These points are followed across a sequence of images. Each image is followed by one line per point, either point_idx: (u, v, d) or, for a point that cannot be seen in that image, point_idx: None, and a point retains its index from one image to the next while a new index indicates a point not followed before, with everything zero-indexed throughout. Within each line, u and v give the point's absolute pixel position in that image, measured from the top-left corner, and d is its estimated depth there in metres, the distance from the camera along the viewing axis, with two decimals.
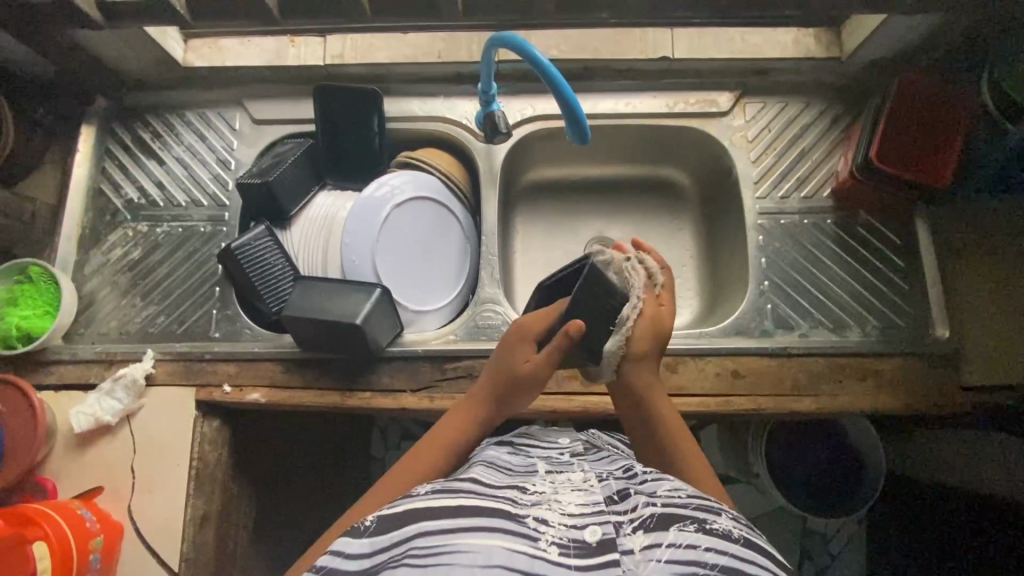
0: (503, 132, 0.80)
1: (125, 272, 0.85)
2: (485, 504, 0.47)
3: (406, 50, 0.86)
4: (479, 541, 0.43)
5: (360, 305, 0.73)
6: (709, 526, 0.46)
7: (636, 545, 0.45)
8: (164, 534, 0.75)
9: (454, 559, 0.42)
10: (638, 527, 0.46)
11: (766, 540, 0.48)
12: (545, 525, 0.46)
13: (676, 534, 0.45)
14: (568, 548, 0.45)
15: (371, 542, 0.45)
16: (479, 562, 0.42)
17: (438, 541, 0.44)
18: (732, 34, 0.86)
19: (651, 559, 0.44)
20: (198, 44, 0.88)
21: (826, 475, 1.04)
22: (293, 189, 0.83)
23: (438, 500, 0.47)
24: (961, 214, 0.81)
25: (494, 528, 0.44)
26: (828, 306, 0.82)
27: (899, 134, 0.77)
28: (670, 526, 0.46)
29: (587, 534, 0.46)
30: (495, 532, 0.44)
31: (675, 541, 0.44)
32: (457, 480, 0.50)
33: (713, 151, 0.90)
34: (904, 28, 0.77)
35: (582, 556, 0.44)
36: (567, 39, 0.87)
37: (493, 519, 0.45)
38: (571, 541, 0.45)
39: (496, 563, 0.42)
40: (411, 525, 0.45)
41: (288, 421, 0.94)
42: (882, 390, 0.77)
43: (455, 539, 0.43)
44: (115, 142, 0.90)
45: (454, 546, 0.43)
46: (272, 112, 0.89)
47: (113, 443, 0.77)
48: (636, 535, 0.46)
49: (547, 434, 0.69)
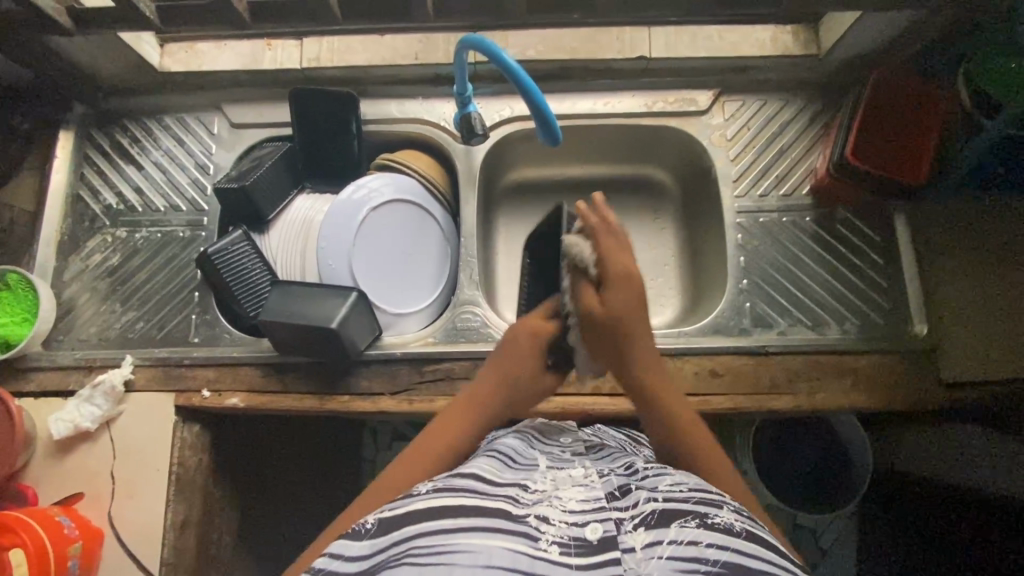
0: (480, 133, 0.80)
1: (105, 278, 0.85)
2: (487, 501, 0.46)
3: (382, 52, 0.86)
4: (483, 540, 0.42)
5: (336, 309, 0.73)
6: (710, 520, 0.45)
7: (638, 542, 0.44)
8: (146, 539, 0.75)
9: (456, 559, 0.41)
10: (639, 524, 0.45)
11: (769, 532, 0.47)
12: (547, 523, 0.45)
13: (678, 531, 0.44)
14: (570, 546, 0.43)
15: (370, 544, 0.44)
16: (481, 562, 0.40)
17: (438, 541, 0.42)
18: (709, 33, 0.86)
19: (653, 557, 0.43)
20: (174, 48, 0.88)
21: (814, 471, 1.04)
22: (271, 193, 0.83)
23: (440, 498, 0.46)
24: (941, 209, 0.81)
25: (494, 527, 0.43)
26: (807, 304, 0.82)
27: (872, 133, 0.78)
28: (672, 523, 0.45)
29: (588, 531, 0.44)
30: (496, 532, 0.43)
31: (676, 538, 0.43)
32: (458, 476, 0.49)
33: (692, 150, 0.90)
34: (879, 24, 0.77)
35: (584, 555, 0.43)
36: (544, 39, 0.87)
37: (494, 518, 0.44)
38: (572, 539, 0.44)
39: (498, 563, 0.41)
40: (412, 527, 0.44)
41: (274, 425, 0.94)
42: (859, 387, 0.77)
43: (457, 538, 0.42)
44: (93, 148, 0.90)
45: (455, 545, 0.41)
46: (250, 115, 0.89)
47: (92, 450, 0.77)
48: (637, 532, 0.45)
49: (550, 429, 0.66)
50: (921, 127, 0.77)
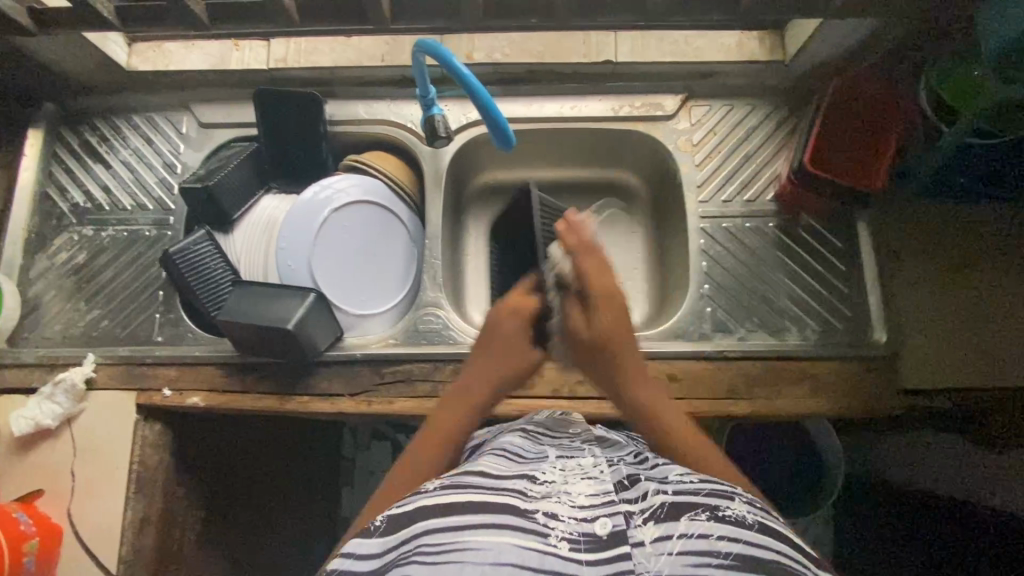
0: (443, 136, 0.79)
1: (70, 276, 0.86)
2: (497, 497, 0.45)
3: (349, 54, 0.86)
4: (493, 537, 0.41)
5: (293, 310, 0.74)
6: (722, 513, 0.45)
7: (647, 537, 0.43)
8: (105, 537, 0.75)
9: (465, 556, 0.40)
10: (649, 518, 0.45)
11: (782, 523, 0.47)
12: (556, 519, 0.44)
13: (688, 524, 0.44)
14: (578, 542, 0.43)
15: (381, 542, 0.44)
16: (491, 559, 0.40)
17: (448, 538, 0.42)
18: (676, 38, 0.87)
19: (663, 553, 0.42)
20: (142, 48, 0.88)
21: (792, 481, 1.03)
22: (235, 193, 0.83)
23: (448, 495, 0.46)
24: (903, 214, 0.81)
25: (502, 525, 0.42)
26: (768, 310, 0.82)
27: (833, 139, 0.78)
28: (682, 517, 0.44)
29: (597, 526, 0.44)
30: (506, 529, 0.42)
31: (687, 532, 0.43)
32: (465, 474, 0.49)
33: (659, 155, 0.90)
34: (840, 31, 0.77)
35: (593, 550, 0.42)
36: (510, 42, 0.87)
37: (505, 513, 0.44)
38: (581, 534, 0.43)
39: (507, 560, 0.40)
40: (419, 524, 0.44)
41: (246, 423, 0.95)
42: (818, 393, 0.77)
43: (467, 536, 0.42)
44: (62, 146, 0.90)
45: (465, 542, 0.41)
46: (217, 115, 0.89)
47: (53, 447, 0.78)
48: (647, 527, 0.44)
49: (558, 423, 0.68)
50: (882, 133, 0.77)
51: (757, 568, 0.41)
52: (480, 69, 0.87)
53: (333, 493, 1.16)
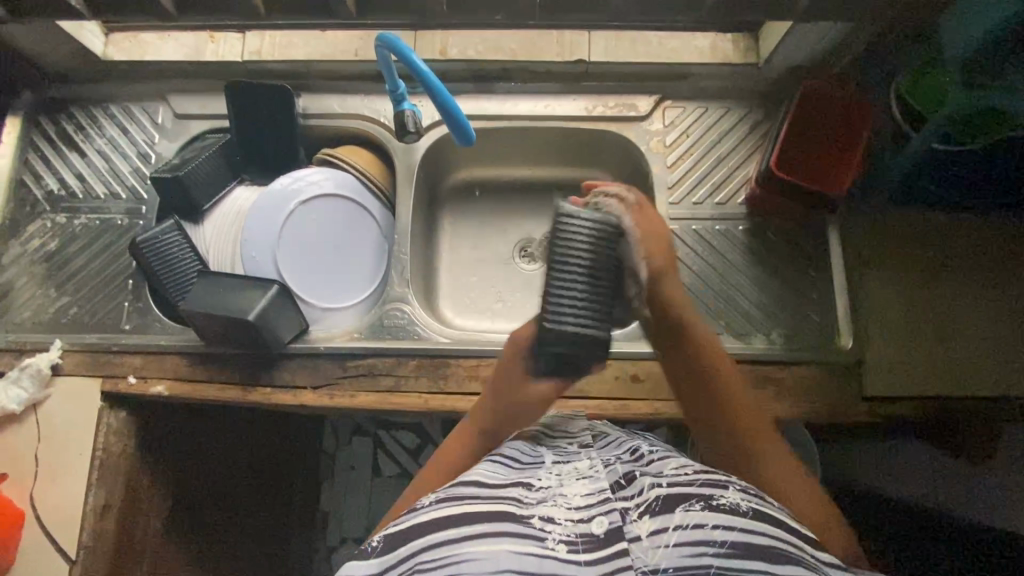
0: (412, 131, 0.79)
1: (41, 263, 0.86)
2: (490, 507, 0.45)
3: (323, 48, 0.87)
4: (490, 546, 0.41)
5: (253, 302, 0.74)
6: (716, 501, 0.45)
7: (643, 531, 0.43)
8: (66, 522, 0.76)
9: (461, 567, 0.40)
10: (644, 513, 0.45)
11: (780, 509, 0.46)
12: (552, 523, 0.44)
13: (683, 516, 0.43)
14: (577, 544, 0.43)
15: (378, 563, 0.44)
16: (488, 569, 0.40)
17: (445, 553, 0.41)
18: (650, 39, 0.87)
19: (660, 546, 0.42)
20: (119, 37, 0.88)
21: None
22: (206, 184, 0.84)
23: (442, 508, 0.45)
24: (873, 223, 0.81)
25: (500, 533, 0.42)
26: (734, 313, 0.82)
27: (798, 144, 0.79)
28: (676, 508, 0.44)
29: (594, 525, 0.44)
30: (501, 537, 0.42)
31: (681, 524, 0.43)
32: (460, 485, 0.48)
33: (632, 155, 0.90)
34: (811, 36, 0.77)
35: (591, 550, 0.42)
36: (484, 40, 0.87)
37: (500, 522, 0.43)
38: (579, 535, 0.43)
39: (506, 568, 0.40)
40: (416, 542, 0.43)
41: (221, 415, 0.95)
42: (781, 398, 0.77)
43: (462, 548, 0.41)
44: (39, 134, 0.91)
45: (463, 554, 0.41)
46: (193, 107, 0.89)
47: (18, 432, 0.78)
48: (642, 521, 0.44)
49: (558, 423, 0.65)
50: (846, 137, 0.78)
51: (754, 555, 0.41)
52: (453, 66, 0.87)
53: (312, 487, 1.16)
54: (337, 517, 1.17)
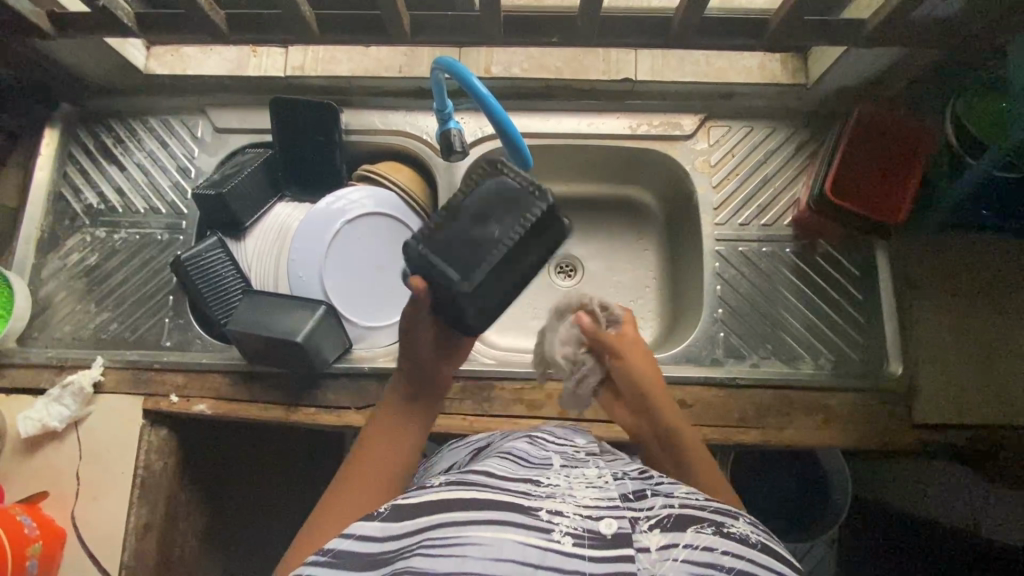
0: (459, 150, 0.78)
1: (81, 278, 0.86)
2: (497, 495, 0.44)
3: (367, 63, 0.86)
4: (496, 533, 0.41)
5: (302, 322, 0.73)
6: (727, 529, 0.44)
7: (653, 543, 0.42)
8: (105, 542, 0.74)
9: (466, 550, 0.39)
10: (655, 526, 0.44)
11: (783, 547, 0.46)
12: (560, 516, 0.43)
13: (694, 535, 0.43)
14: (582, 539, 0.41)
15: (383, 527, 0.43)
16: (492, 555, 0.39)
17: (451, 532, 0.41)
18: (696, 58, 0.86)
19: (669, 559, 0.41)
20: (160, 51, 0.88)
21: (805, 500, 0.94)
22: (249, 200, 0.83)
23: (450, 491, 0.44)
24: (931, 247, 0.79)
25: (506, 520, 0.41)
26: (782, 337, 0.81)
27: (855, 164, 0.77)
28: (688, 528, 0.43)
29: (602, 525, 0.43)
30: (508, 525, 0.41)
31: (692, 542, 0.42)
32: (470, 472, 0.47)
33: (675, 174, 0.89)
34: (865, 59, 0.76)
35: (598, 546, 0.41)
36: (529, 58, 0.87)
37: (507, 510, 0.42)
38: (585, 531, 0.42)
39: (507, 557, 0.39)
40: (423, 517, 0.42)
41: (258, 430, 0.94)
42: (831, 424, 0.76)
43: (467, 530, 0.40)
44: (78, 146, 0.90)
45: (467, 536, 0.40)
46: (234, 121, 0.89)
47: (59, 449, 0.77)
48: (653, 533, 0.43)
49: (564, 432, 0.62)
50: (903, 161, 0.76)
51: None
52: (497, 83, 0.87)
53: None
54: None
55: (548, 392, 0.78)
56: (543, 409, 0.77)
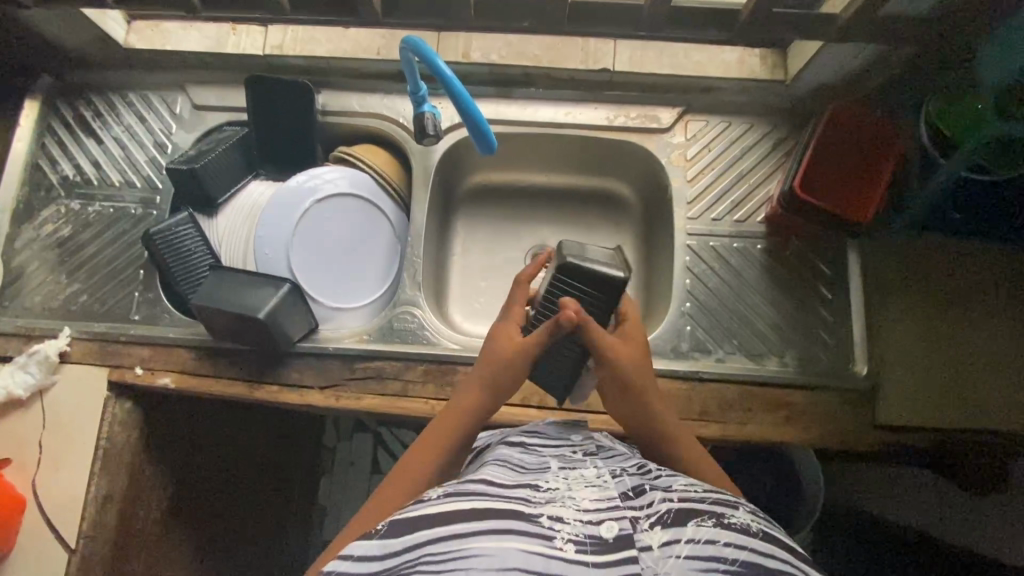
0: (432, 134, 0.78)
1: (54, 249, 0.86)
2: (497, 504, 0.43)
3: (345, 45, 0.86)
4: (498, 543, 0.40)
5: (266, 299, 0.73)
6: (727, 520, 0.44)
7: (654, 541, 0.42)
8: (64, 512, 0.75)
9: (468, 562, 0.39)
10: (656, 523, 0.43)
11: (784, 532, 0.46)
12: (561, 522, 0.43)
13: (695, 530, 0.42)
14: (585, 544, 0.41)
15: (382, 544, 0.42)
16: (494, 566, 0.39)
17: (452, 545, 0.40)
18: (676, 50, 0.86)
19: (671, 556, 0.41)
20: (140, 26, 0.88)
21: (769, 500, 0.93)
22: (222, 176, 0.83)
23: (449, 502, 0.44)
24: (907, 247, 0.79)
25: (507, 529, 0.41)
26: (748, 334, 0.80)
27: (826, 163, 0.77)
28: (688, 523, 0.43)
29: (603, 529, 0.43)
30: (509, 533, 0.41)
31: (694, 537, 0.42)
32: (468, 482, 0.46)
33: (651, 167, 0.89)
34: (841, 58, 0.76)
35: (599, 551, 0.41)
36: (508, 45, 0.87)
37: (508, 519, 0.42)
38: (587, 536, 0.42)
39: (511, 566, 0.39)
40: (423, 531, 0.42)
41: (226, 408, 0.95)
42: (792, 421, 0.76)
43: (468, 542, 0.40)
44: (57, 119, 0.90)
45: (469, 549, 0.40)
46: (212, 99, 0.89)
47: (23, 417, 0.78)
48: (653, 531, 0.43)
49: (561, 429, 0.62)
50: (872, 161, 0.76)
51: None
52: (476, 69, 0.87)
53: (313, 484, 1.15)
54: (334, 512, 1.15)
55: None
56: (506, 395, 0.77)
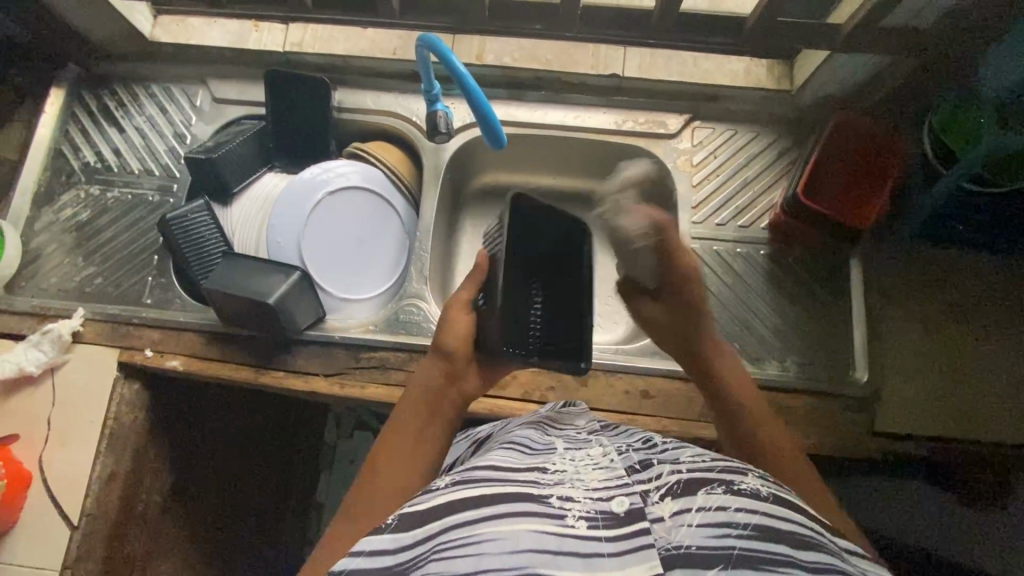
0: (443, 132, 0.80)
1: (72, 232, 0.88)
2: (508, 489, 0.43)
3: (363, 44, 0.89)
4: (510, 526, 0.40)
5: (277, 285, 0.75)
6: (737, 487, 0.44)
7: (665, 512, 0.42)
8: (69, 488, 0.76)
9: (481, 548, 0.38)
10: (666, 495, 0.43)
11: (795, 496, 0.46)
12: (571, 501, 0.43)
13: (705, 498, 0.42)
14: (597, 520, 0.41)
15: (394, 539, 0.40)
16: (508, 548, 0.38)
17: (465, 532, 0.39)
18: (684, 58, 0.88)
19: (683, 525, 0.41)
20: (166, 20, 0.91)
21: None
22: (239, 167, 0.86)
23: (458, 492, 0.43)
24: (909, 256, 0.80)
25: (518, 512, 0.41)
26: (749, 338, 0.81)
27: (830, 171, 0.78)
28: (699, 491, 0.43)
29: (614, 505, 0.42)
30: (521, 516, 0.40)
31: (704, 505, 0.42)
32: (475, 469, 0.46)
33: (657, 172, 0.90)
34: (847, 69, 0.77)
35: (612, 526, 0.41)
36: (520, 48, 0.89)
37: (518, 502, 0.42)
38: (599, 512, 0.41)
39: (525, 547, 0.38)
40: (436, 521, 0.40)
41: None
42: (792, 424, 0.75)
43: (481, 528, 0.39)
44: (81, 107, 0.93)
45: (480, 534, 0.39)
46: (231, 93, 0.91)
47: (34, 394, 0.79)
48: (664, 503, 0.43)
49: (564, 416, 0.62)
50: (875, 170, 0.77)
51: (777, 537, 0.40)
52: (489, 71, 0.89)
53: (313, 479, 1.15)
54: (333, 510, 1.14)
55: (513, 373, 0.79)
56: (508, 390, 0.78)
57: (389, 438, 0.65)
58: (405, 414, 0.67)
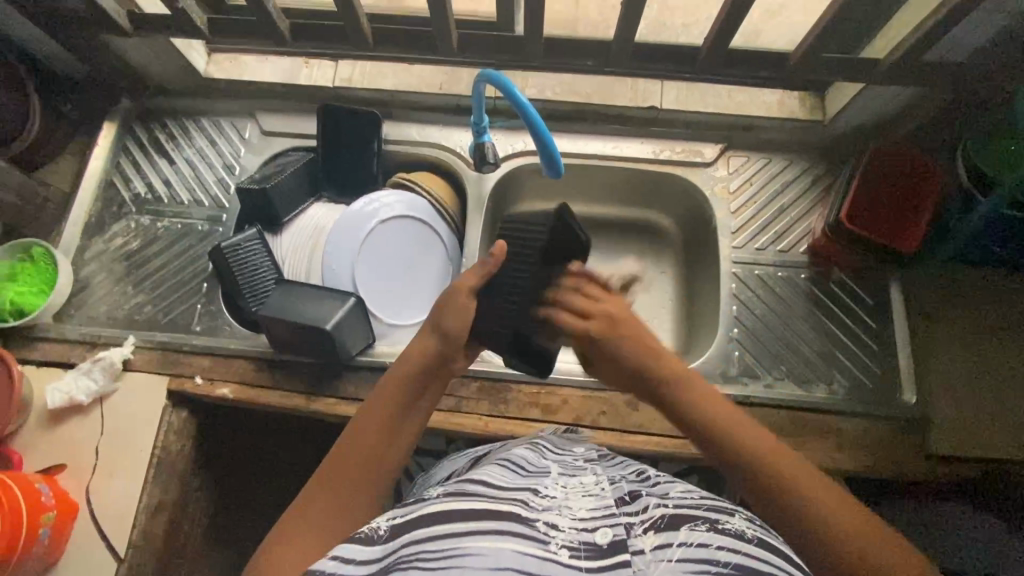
0: (492, 161, 0.87)
1: (122, 261, 0.89)
2: (496, 506, 0.46)
3: (410, 80, 0.94)
4: (495, 543, 0.42)
5: (333, 311, 0.76)
6: (721, 526, 0.46)
7: (647, 545, 0.44)
8: (116, 519, 0.74)
9: (465, 561, 0.40)
10: (649, 529, 0.46)
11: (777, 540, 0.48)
12: (556, 529, 0.45)
13: (688, 534, 0.45)
14: (579, 550, 0.43)
15: (381, 548, 0.44)
16: (489, 564, 0.40)
17: (449, 544, 0.42)
18: (718, 92, 0.92)
19: (664, 559, 0.43)
20: (220, 58, 0.96)
21: None
22: (289, 198, 0.88)
23: (451, 505, 0.46)
24: (948, 277, 0.82)
25: (504, 531, 0.43)
26: (795, 360, 0.82)
27: (871, 198, 0.80)
28: (682, 527, 0.46)
29: (597, 536, 0.45)
30: (505, 535, 0.43)
31: (687, 541, 0.44)
32: (469, 483, 0.49)
33: (694, 199, 0.93)
34: (881, 100, 0.81)
35: (592, 558, 0.43)
36: (561, 83, 0.94)
37: (505, 521, 0.44)
38: (581, 542, 0.44)
39: (507, 565, 0.40)
40: (422, 530, 0.44)
41: (273, 423, 0.96)
42: (843, 449, 0.76)
43: (466, 542, 0.42)
44: (132, 139, 0.96)
45: (467, 548, 0.41)
46: (280, 125, 0.94)
47: (83, 422, 0.79)
48: (647, 535, 0.45)
49: (563, 441, 0.66)
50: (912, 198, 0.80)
51: None
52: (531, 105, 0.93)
53: None
54: None
55: (565, 398, 0.79)
56: (559, 416, 0.78)
57: (354, 431, 0.58)
58: (374, 408, 0.60)
